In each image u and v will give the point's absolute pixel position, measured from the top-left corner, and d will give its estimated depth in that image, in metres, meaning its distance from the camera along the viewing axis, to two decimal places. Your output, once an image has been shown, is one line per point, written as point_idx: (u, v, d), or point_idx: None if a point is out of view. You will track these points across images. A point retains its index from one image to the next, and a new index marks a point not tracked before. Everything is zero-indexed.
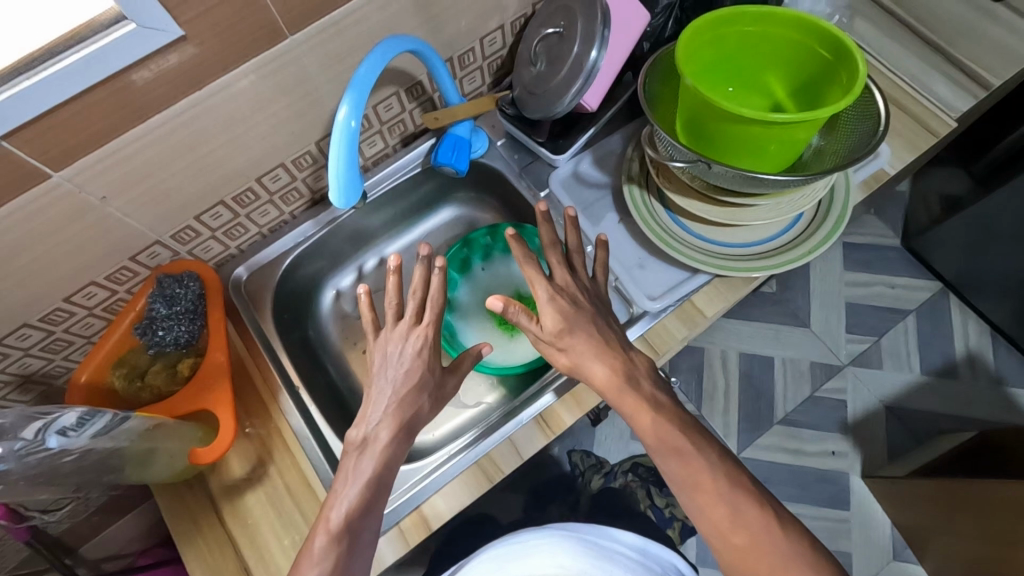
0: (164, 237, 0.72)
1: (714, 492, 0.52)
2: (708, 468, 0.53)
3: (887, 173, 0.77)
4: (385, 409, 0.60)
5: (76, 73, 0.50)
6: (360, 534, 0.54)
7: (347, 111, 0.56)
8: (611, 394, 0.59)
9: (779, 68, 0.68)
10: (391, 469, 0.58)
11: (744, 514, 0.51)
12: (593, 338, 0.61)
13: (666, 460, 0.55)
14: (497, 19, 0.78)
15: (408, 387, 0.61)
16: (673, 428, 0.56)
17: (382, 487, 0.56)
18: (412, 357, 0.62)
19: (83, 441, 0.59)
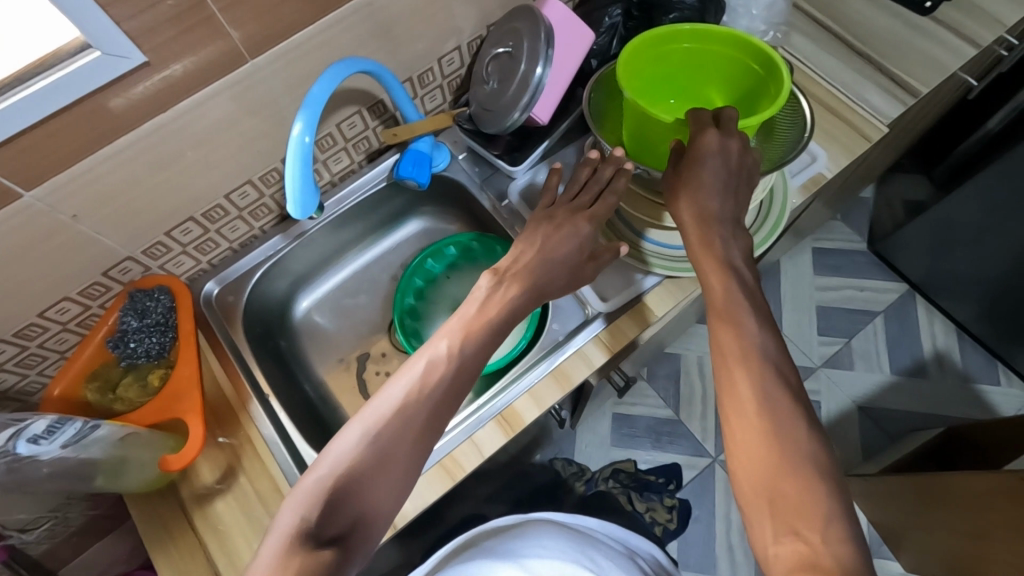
0: (135, 253, 0.74)
1: (754, 368, 0.51)
2: (740, 351, 0.52)
3: (826, 177, 0.82)
4: (521, 263, 0.67)
5: (43, 98, 0.53)
6: (458, 380, 0.57)
7: (300, 127, 0.60)
8: (694, 250, 0.60)
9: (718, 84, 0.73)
10: (498, 330, 0.62)
11: (771, 417, 0.48)
12: (712, 200, 0.60)
13: (717, 321, 0.55)
14: (454, 40, 0.82)
15: (554, 247, 0.68)
16: (739, 303, 0.55)
17: (490, 339, 0.61)
18: (562, 230, 0.69)
19: (54, 449, 0.61)
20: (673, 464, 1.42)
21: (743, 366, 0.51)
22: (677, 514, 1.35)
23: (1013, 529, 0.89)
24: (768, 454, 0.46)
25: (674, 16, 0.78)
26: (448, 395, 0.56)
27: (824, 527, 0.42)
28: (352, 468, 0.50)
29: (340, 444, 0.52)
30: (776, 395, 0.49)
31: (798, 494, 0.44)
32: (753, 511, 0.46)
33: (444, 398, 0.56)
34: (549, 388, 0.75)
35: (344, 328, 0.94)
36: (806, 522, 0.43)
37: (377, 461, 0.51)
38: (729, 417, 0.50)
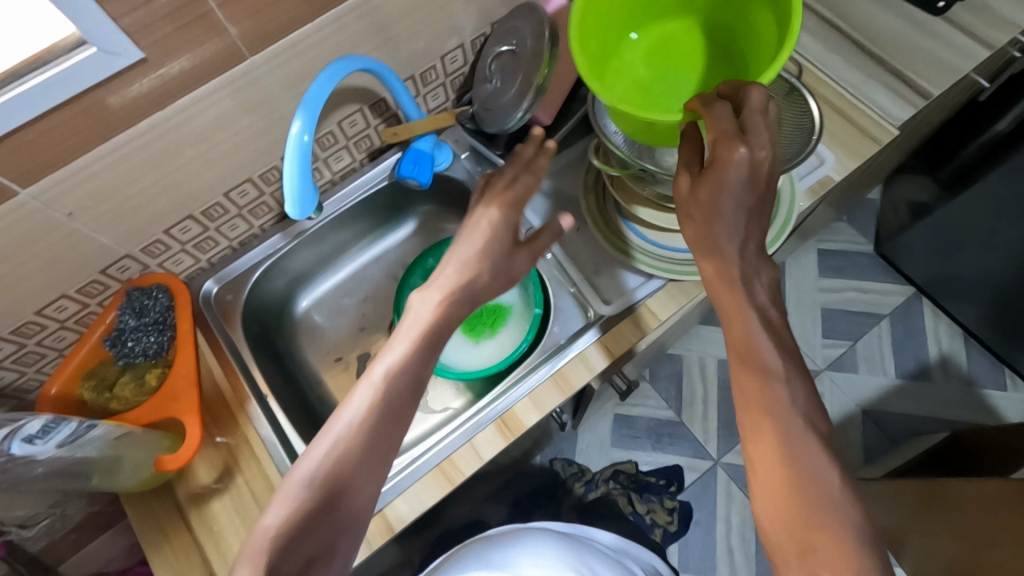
0: (133, 251, 0.74)
1: (781, 418, 0.48)
2: (765, 394, 0.49)
3: (833, 180, 0.80)
4: (449, 270, 0.62)
5: (37, 96, 0.52)
6: (396, 402, 0.55)
7: (299, 126, 0.58)
8: (713, 287, 0.55)
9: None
10: (435, 340, 0.59)
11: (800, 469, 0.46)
12: (733, 228, 0.54)
13: (741, 368, 0.52)
14: (456, 38, 0.81)
15: (475, 247, 0.63)
16: (762, 342, 0.52)
17: (426, 352, 0.58)
18: (485, 226, 0.64)
19: (50, 448, 0.60)
20: (674, 465, 1.42)
21: (766, 414, 0.48)
22: (677, 516, 1.34)
23: (1017, 538, 0.88)
24: (796, 503, 0.45)
25: None
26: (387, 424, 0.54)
27: None
28: (294, 516, 0.48)
29: (284, 492, 0.49)
30: (803, 442, 0.47)
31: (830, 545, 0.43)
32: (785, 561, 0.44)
33: (383, 423, 0.53)
34: (549, 392, 0.74)
35: (344, 328, 0.93)
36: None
37: (321, 507, 0.49)
38: (755, 467, 0.48)
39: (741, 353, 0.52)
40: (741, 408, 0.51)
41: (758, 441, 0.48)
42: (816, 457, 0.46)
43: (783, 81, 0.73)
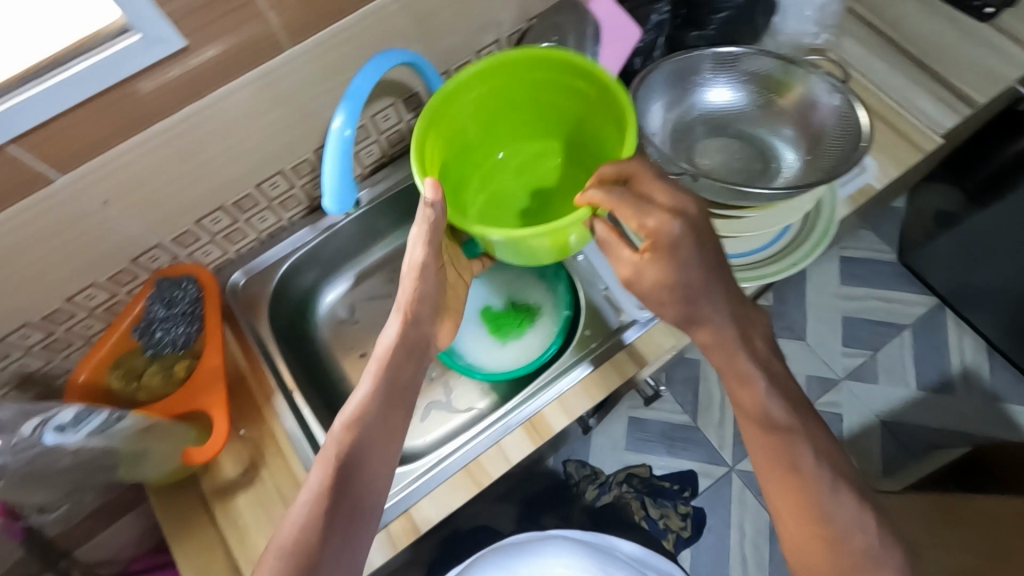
0: (164, 241, 0.73)
1: (803, 483, 0.53)
2: (788, 458, 0.54)
3: (874, 188, 0.79)
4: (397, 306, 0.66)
5: (78, 83, 0.52)
6: (368, 437, 0.59)
7: (341, 121, 0.58)
8: (716, 351, 0.59)
9: (535, 108, 0.77)
10: (394, 373, 0.64)
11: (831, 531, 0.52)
12: (711, 298, 0.57)
13: (760, 432, 0.56)
14: (493, 33, 0.80)
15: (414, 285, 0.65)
16: (776, 404, 0.57)
17: (389, 387, 0.63)
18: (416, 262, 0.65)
19: (79, 438, 0.61)
20: (689, 470, 1.40)
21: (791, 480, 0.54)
22: (691, 522, 1.33)
23: None
24: (831, 563, 0.51)
25: (720, 16, 0.75)
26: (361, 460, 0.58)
27: None
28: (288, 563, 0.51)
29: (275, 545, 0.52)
30: (831, 503, 0.53)
31: None
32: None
33: (359, 458, 0.58)
34: (578, 396, 0.73)
35: (367, 324, 0.92)
36: None
37: (311, 550, 0.52)
38: (787, 527, 0.54)
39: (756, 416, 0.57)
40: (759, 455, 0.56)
41: (783, 503, 0.54)
42: (834, 510, 0.53)
43: (828, 85, 0.69)
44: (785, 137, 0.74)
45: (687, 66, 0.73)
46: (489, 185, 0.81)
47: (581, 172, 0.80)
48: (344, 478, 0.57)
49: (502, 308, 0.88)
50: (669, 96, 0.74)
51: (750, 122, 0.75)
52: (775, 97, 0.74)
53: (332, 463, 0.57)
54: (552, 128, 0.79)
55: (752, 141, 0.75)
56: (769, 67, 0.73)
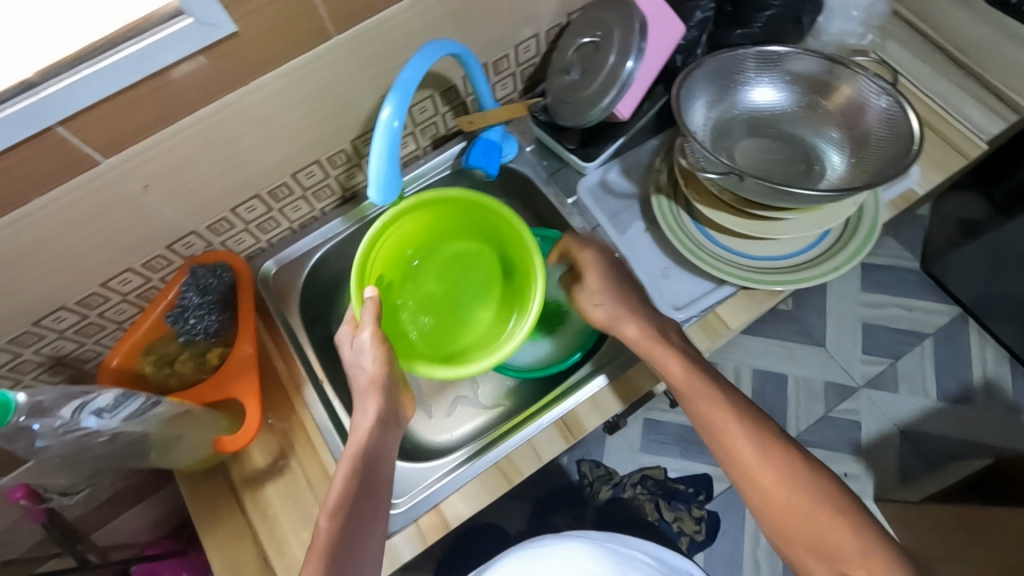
0: (200, 228, 0.73)
1: (740, 428, 0.60)
2: (726, 402, 0.61)
3: (916, 193, 0.77)
4: (364, 376, 0.67)
5: (131, 65, 0.51)
6: (349, 528, 0.57)
7: (389, 111, 0.57)
8: (644, 346, 0.66)
9: (459, 226, 0.81)
10: (368, 460, 0.62)
11: (778, 463, 0.58)
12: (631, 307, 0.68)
13: (692, 400, 0.62)
14: (533, 27, 0.79)
15: (379, 362, 0.66)
16: (701, 375, 0.63)
17: (361, 474, 0.61)
18: (370, 342, 0.66)
19: (116, 423, 0.60)
20: (704, 473, 1.37)
21: (733, 426, 0.60)
22: (705, 526, 1.32)
23: None
24: (790, 491, 0.56)
25: (769, 14, 0.74)
26: (365, 491, 0.60)
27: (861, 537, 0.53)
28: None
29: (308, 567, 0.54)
30: (770, 440, 0.59)
31: (828, 514, 0.55)
32: (800, 560, 0.55)
33: (343, 552, 0.55)
34: (611, 396, 0.73)
35: None
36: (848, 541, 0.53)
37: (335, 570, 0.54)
38: (747, 474, 0.59)
39: (684, 386, 0.64)
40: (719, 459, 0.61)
41: (736, 453, 0.59)
42: (780, 445, 0.59)
43: (878, 87, 0.68)
44: (830, 139, 0.72)
45: (732, 64, 0.72)
46: (420, 289, 0.82)
47: (506, 276, 0.81)
48: (338, 548, 0.55)
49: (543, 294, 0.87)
50: (711, 93, 0.73)
51: (793, 123, 0.74)
52: (820, 98, 0.73)
53: (316, 560, 0.54)
54: (475, 243, 0.83)
55: (794, 142, 0.74)
56: (815, 67, 0.71)
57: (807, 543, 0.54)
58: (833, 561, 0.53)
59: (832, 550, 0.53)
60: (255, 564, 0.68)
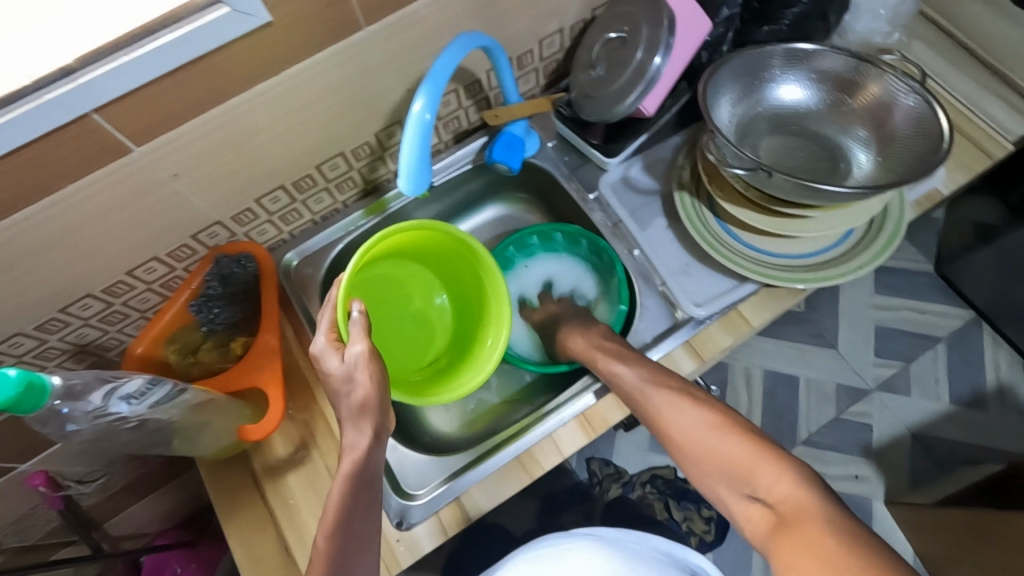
0: (225, 218, 0.73)
1: (660, 396, 0.63)
2: (644, 377, 0.65)
3: (941, 193, 0.77)
4: (354, 397, 0.59)
5: (168, 53, 0.51)
6: (347, 551, 0.56)
7: (422, 104, 0.58)
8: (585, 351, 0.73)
9: (415, 252, 0.83)
10: (363, 481, 0.58)
11: (694, 417, 0.59)
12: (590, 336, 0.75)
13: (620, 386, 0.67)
14: (558, 22, 0.79)
15: (376, 384, 0.59)
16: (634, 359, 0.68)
17: (358, 492, 0.57)
18: (364, 359, 0.59)
19: (144, 409, 0.60)
20: None
21: (651, 394, 0.63)
22: (714, 526, 1.29)
23: None
24: (707, 444, 0.56)
25: (796, 10, 0.74)
26: (362, 505, 0.57)
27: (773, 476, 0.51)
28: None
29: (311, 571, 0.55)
30: (686, 402, 0.61)
31: (741, 452, 0.54)
32: (719, 495, 0.55)
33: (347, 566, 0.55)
34: None
35: None
36: (759, 479, 0.52)
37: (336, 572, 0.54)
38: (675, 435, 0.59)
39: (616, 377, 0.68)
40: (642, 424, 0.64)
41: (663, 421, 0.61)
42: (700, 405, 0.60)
43: (906, 85, 0.68)
44: (856, 138, 0.72)
45: (758, 61, 0.72)
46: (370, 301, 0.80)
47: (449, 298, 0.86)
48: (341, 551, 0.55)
49: (564, 292, 0.89)
50: (736, 90, 0.73)
51: (818, 121, 0.74)
52: (847, 97, 0.72)
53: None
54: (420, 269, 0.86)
55: (819, 140, 0.73)
56: (842, 65, 0.71)
57: (722, 477, 0.54)
58: (741, 486, 0.53)
59: (742, 475, 0.53)
60: (277, 553, 0.69)
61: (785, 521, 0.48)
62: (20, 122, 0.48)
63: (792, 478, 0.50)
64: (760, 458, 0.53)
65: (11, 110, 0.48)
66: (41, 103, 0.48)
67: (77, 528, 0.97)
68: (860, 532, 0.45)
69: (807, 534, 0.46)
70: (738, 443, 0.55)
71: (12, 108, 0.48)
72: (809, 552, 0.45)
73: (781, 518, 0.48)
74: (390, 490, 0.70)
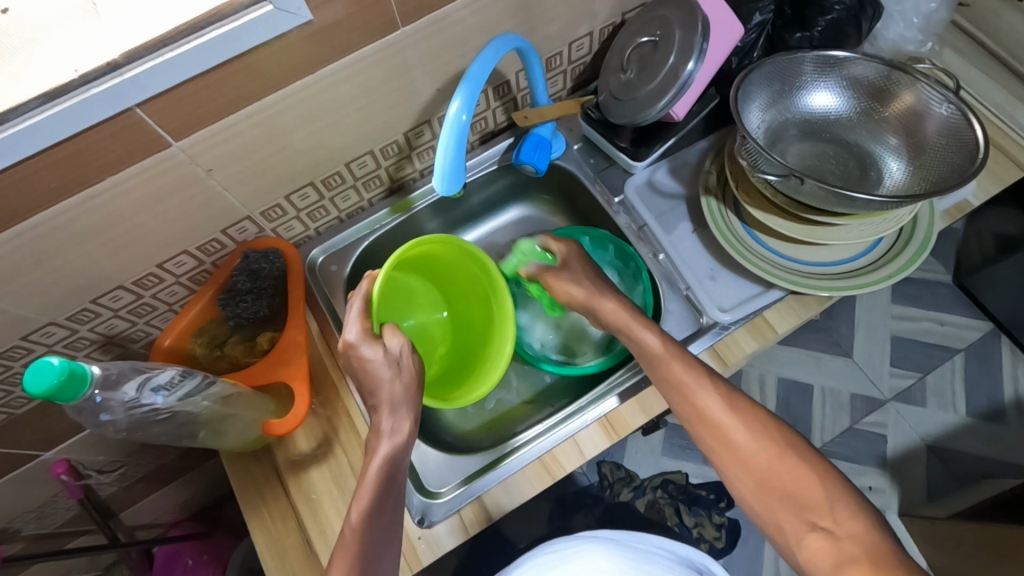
0: (254, 213, 0.74)
1: (716, 393, 0.59)
2: (699, 369, 0.61)
3: (971, 204, 0.76)
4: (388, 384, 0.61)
5: (212, 50, 0.52)
6: (378, 538, 0.57)
7: (458, 105, 0.58)
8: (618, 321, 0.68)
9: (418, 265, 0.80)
10: (390, 474, 0.59)
11: (758, 428, 0.57)
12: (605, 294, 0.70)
13: (655, 368, 0.63)
14: (588, 25, 0.79)
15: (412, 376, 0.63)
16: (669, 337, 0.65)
17: (389, 480, 0.59)
18: (408, 354, 0.63)
19: (174, 401, 0.61)
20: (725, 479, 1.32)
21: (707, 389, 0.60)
22: (725, 532, 1.28)
23: None
24: (774, 463, 0.55)
25: (830, 17, 0.74)
26: (395, 492, 0.59)
27: (840, 513, 0.51)
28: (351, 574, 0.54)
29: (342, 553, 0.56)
30: (746, 408, 0.59)
31: (808, 483, 0.53)
32: (772, 516, 0.54)
33: (375, 553, 0.56)
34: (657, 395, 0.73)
35: None
36: (826, 515, 0.51)
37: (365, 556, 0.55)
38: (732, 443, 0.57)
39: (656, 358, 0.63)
40: (687, 426, 0.61)
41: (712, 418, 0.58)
42: (764, 414, 0.58)
43: (940, 95, 0.67)
44: (888, 146, 0.72)
45: (790, 67, 0.72)
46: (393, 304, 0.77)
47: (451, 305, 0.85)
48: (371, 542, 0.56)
49: None
50: (767, 95, 0.73)
51: (848, 129, 0.74)
52: (879, 105, 0.72)
53: (347, 563, 0.55)
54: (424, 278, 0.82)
55: (849, 148, 0.73)
56: (875, 73, 0.71)
57: (785, 501, 0.53)
58: (806, 514, 0.52)
59: (810, 503, 0.52)
60: (298, 546, 0.69)
61: (855, 556, 0.48)
62: (67, 115, 0.49)
63: (859, 514, 0.51)
64: (831, 490, 0.52)
65: (57, 104, 0.49)
66: (87, 97, 0.49)
67: (95, 517, 0.98)
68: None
69: (879, 575, 0.46)
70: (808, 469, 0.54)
71: (58, 101, 0.49)
72: None
73: (851, 555, 0.48)
74: (410, 488, 0.70)
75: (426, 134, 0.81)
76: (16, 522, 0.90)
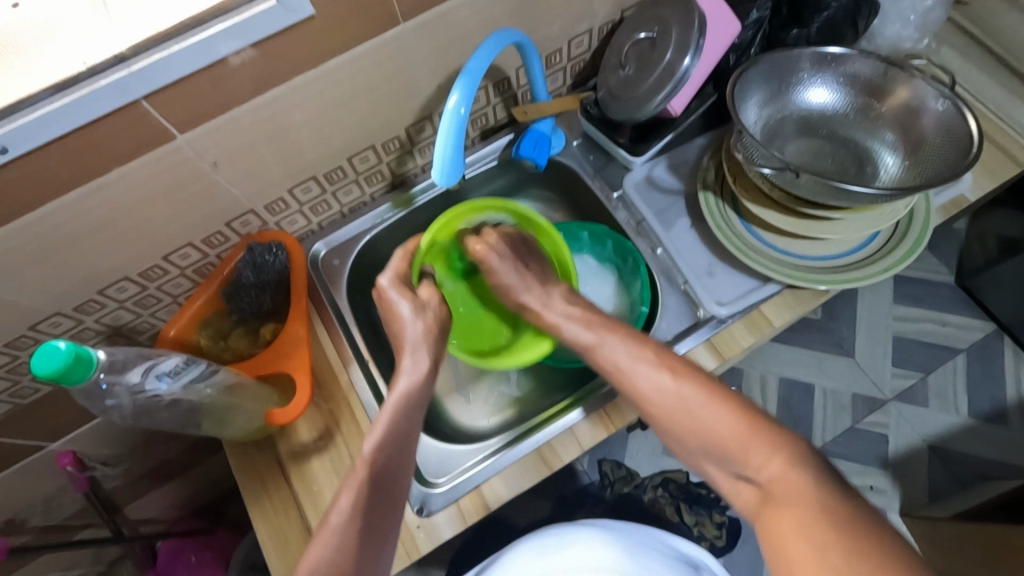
0: (258, 207, 0.75)
1: (640, 365, 0.61)
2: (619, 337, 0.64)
3: (967, 200, 0.77)
4: (415, 326, 0.66)
5: (215, 44, 0.53)
6: (393, 459, 0.58)
7: (457, 99, 0.59)
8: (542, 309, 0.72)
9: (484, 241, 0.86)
10: (411, 407, 0.62)
11: (687, 394, 0.57)
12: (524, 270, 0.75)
13: (588, 351, 0.66)
14: (587, 23, 0.80)
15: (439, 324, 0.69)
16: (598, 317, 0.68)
17: (410, 414, 0.62)
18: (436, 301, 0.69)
19: (178, 388, 0.62)
20: None
21: (634, 362, 0.61)
22: (726, 531, 1.27)
23: None
24: (698, 427, 0.55)
25: (826, 15, 0.75)
26: (410, 425, 0.61)
27: (766, 463, 0.50)
28: (355, 505, 0.56)
29: (353, 478, 0.57)
30: (668, 379, 0.59)
31: (733, 436, 0.53)
32: (711, 471, 0.55)
33: (386, 479, 0.57)
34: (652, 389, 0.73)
35: None
36: (751, 468, 0.51)
37: (377, 477, 0.57)
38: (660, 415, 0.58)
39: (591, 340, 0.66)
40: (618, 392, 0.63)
41: (638, 388, 0.60)
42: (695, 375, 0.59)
43: (936, 90, 0.68)
44: (884, 141, 0.72)
45: (787, 63, 0.73)
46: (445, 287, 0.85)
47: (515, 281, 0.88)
48: (382, 470, 0.58)
49: (586, 289, 0.90)
50: (764, 91, 0.73)
51: (846, 124, 0.74)
52: (875, 100, 0.73)
53: (357, 488, 0.56)
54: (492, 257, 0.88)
55: (846, 143, 0.74)
56: (871, 70, 0.71)
57: (710, 456, 0.54)
58: (733, 467, 0.53)
59: (734, 457, 0.52)
60: (299, 534, 0.70)
61: (781, 501, 0.48)
62: (75, 107, 0.51)
63: (782, 455, 0.50)
64: (754, 439, 0.52)
65: (66, 96, 0.50)
66: (95, 89, 0.51)
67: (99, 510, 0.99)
68: (845, 505, 0.45)
69: (799, 516, 0.46)
70: (731, 422, 0.54)
71: (67, 93, 0.50)
72: (796, 530, 0.45)
73: (772, 498, 0.48)
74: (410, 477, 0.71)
75: (427, 130, 0.82)
76: (22, 513, 0.91)
